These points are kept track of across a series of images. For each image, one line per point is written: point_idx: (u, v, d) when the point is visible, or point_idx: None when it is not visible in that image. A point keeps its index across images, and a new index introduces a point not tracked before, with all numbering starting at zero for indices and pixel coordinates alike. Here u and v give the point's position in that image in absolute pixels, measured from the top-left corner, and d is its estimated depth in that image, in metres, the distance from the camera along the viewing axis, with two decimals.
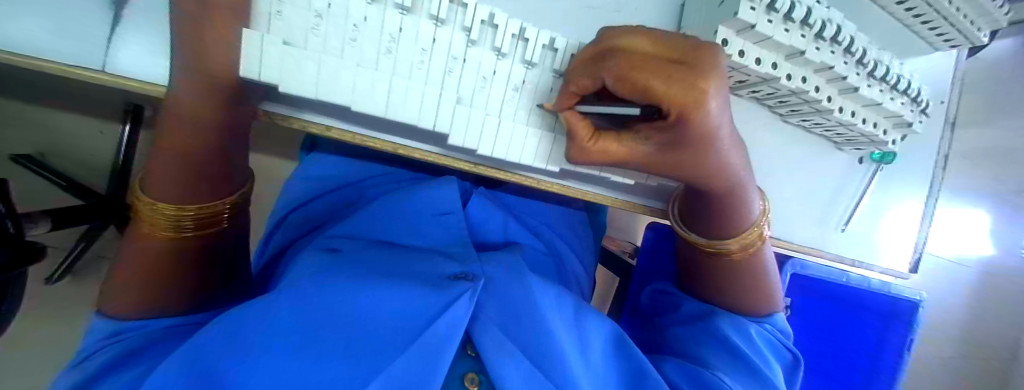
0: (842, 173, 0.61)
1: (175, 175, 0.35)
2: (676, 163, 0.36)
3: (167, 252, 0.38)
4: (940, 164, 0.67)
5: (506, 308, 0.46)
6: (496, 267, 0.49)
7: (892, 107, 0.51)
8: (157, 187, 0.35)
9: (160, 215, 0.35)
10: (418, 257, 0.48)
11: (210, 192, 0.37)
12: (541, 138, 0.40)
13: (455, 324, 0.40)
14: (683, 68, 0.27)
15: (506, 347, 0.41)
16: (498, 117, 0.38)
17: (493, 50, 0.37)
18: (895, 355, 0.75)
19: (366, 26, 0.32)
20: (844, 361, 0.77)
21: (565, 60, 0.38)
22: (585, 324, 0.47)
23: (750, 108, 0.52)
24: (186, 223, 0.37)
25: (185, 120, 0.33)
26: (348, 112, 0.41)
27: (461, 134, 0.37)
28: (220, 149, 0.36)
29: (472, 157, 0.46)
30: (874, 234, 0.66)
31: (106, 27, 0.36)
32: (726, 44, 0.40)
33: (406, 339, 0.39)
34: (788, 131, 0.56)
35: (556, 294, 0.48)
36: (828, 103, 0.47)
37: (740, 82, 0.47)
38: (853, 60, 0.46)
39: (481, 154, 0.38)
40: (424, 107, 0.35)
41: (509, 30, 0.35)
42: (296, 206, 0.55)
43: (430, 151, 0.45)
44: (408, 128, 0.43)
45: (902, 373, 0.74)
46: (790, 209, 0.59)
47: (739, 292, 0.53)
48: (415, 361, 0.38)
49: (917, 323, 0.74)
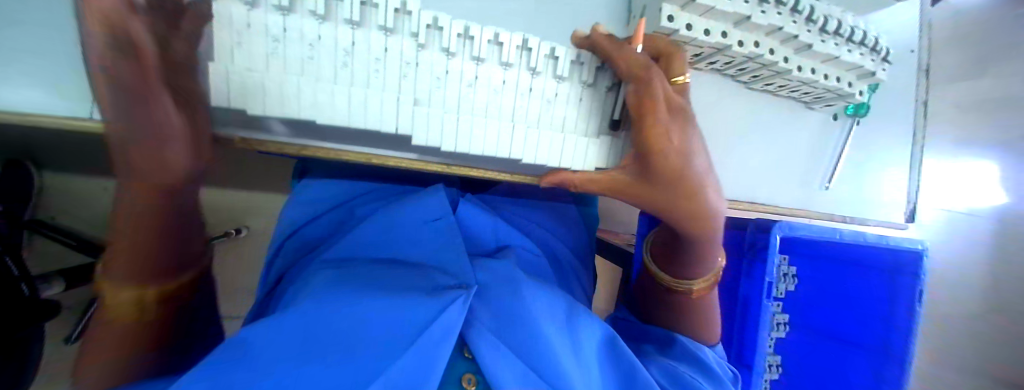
0: (818, 131, 0.62)
1: (134, 248, 0.32)
2: (650, 199, 0.43)
3: (129, 333, 0.33)
4: (920, 111, 0.68)
5: (495, 309, 0.46)
6: (489, 275, 0.51)
7: (852, 59, 0.51)
8: (115, 265, 0.32)
9: (125, 292, 0.32)
10: (415, 271, 0.49)
11: (165, 257, 0.34)
12: (502, 130, 0.42)
13: (451, 326, 0.41)
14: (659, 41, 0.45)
15: (500, 349, 0.42)
16: (456, 112, 0.40)
17: (442, 51, 0.39)
18: (907, 307, 0.73)
19: (322, 42, 0.35)
20: (851, 319, 0.79)
21: (511, 52, 0.40)
22: (577, 321, 0.49)
23: (714, 81, 0.54)
24: (148, 296, 0.33)
25: (138, 186, 0.30)
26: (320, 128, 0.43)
27: (424, 132, 0.38)
28: (174, 212, 0.33)
29: (440, 158, 0.48)
30: (864, 189, 0.66)
31: (91, 77, 0.37)
32: (672, 20, 0.42)
33: (408, 340, 0.39)
34: (756, 97, 0.57)
35: (548, 296, 0.49)
36: (785, 64, 0.48)
37: (698, 56, 0.49)
38: (802, 18, 0.47)
39: (446, 150, 0.40)
40: (384, 112, 0.37)
41: (453, 30, 0.38)
42: (293, 232, 0.57)
43: (406, 157, 0.47)
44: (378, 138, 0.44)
45: (917, 325, 0.72)
46: (770, 173, 0.60)
47: (684, 317, 0.54)
48: (413, 362, 0.38)
49: (921, 272, 0.71)
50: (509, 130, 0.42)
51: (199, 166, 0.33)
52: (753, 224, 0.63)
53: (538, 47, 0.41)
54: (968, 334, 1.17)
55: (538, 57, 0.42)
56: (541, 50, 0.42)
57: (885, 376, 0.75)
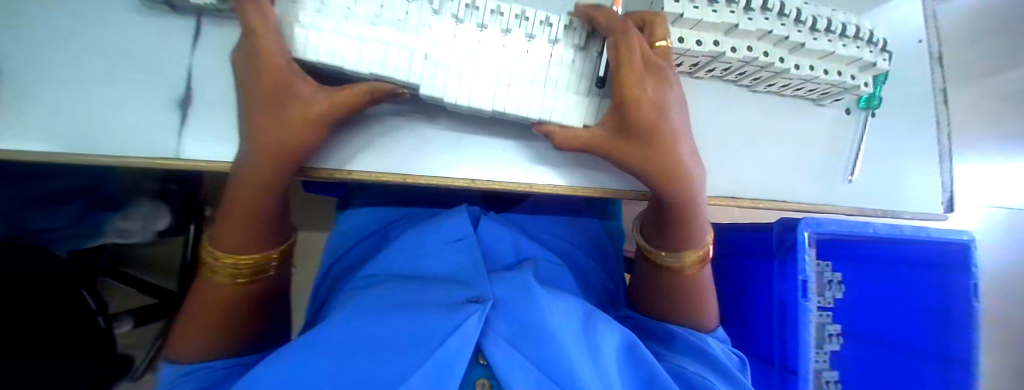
0: (831, 127, 0.62)
1: (240, 233, 0.42)
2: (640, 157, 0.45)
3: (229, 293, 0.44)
4: (940, 100, 0.67)
5: (511, 322, 0.48)
6: (505, 287, 0.52)
7: (849, 53, 0.52)
8: (224, 242, 0.42)
9: (225, 264, 0.43)
10: (435, 286, 0.52)
11: (262, 243, 0.44)
12: (501, 86, 0.45)
13: (468, 338, 0.43)
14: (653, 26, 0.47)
15: (515, 360, 0.43)
16: (461, 71, 0.44)
17: (452, 17, 0.44)
18: (963, 303, 0.69)
19: (353, 13, 0.41)
20: (904, 322, 0.74)
21: (510, 19, 0.46)
22: (596, 333, 0.48)
23: (715, 88, 0.57)
24: (242, 269, 0.43)
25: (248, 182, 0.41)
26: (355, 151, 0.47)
27: (430, 85, 0.42)
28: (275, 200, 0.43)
29: (448, 138, 0.50)
30: (893, 182, 0.64)
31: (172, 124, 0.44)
32: (663, 35, 0.46)
33: (425, 350, 0.41)
34: (760, 98, 0.59)
35: (563, 307, 0.50)
36: (781, 64, 0.50)
37: (695, 64, 0.52)
38: (790, 20, 0.50)
39: (448, 100, 0.43)
40: (397, 64, 0.41)
41: (462, 1, 0.44)
42: (338, 258, 0.62)
43: (435, 176, 0.49)
44: (404, 154, 0.49)
45: (978, 321, 0.68)
46: (786, 170, 0.60)
47: (682, 297, 0.56)
48: (431, 372, 0.39)
49: (974, 264, 0.67)
50: (508, 84, 0.45)
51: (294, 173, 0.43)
52: (779, 222, 0.63)
53: (533, 16, 0.46)
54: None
55: (534, 26, 0.46)
56: (537, 17, 0.47)
57: (950, 380, 0.70)
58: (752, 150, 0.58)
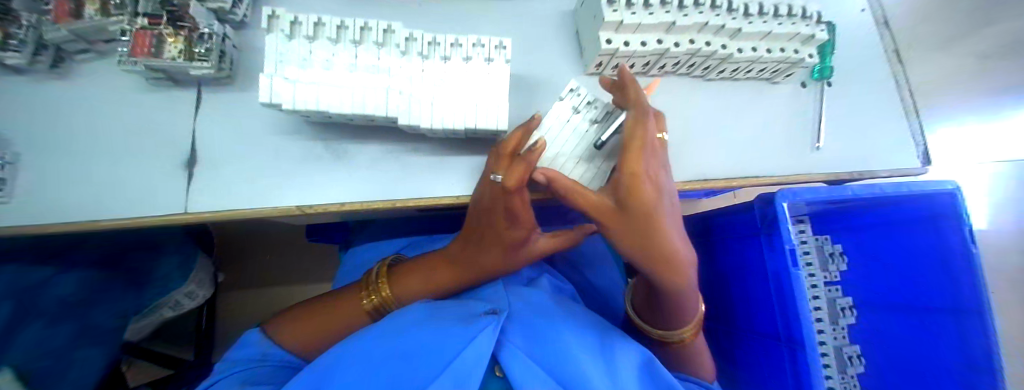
0: (791, 101, 0.65)
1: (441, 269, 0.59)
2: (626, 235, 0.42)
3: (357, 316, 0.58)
4: (895, 60, 0.70)
5: (525, 333, 0.51)
6: (521, 303, 0.55)
7: (785, 30, 0.55)
8: (395, 283, 0.59)
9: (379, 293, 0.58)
10: (457, 304, 0.56)
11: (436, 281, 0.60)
12: (468, 106, 0.49)
13: (484, 351, 0.46)
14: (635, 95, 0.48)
15: (529, 370, 0.46)
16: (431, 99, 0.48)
17: (418, 55, 0.49)
18: (963, 260, 0.67)
19: (332, 63, 0.47)
20: (915, 284, 0.74)
21: (469, 48, 0.50)
22: (609, 348, 0.50)
23: (674, 81, 0.62)
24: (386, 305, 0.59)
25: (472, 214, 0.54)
26: (347, 183, 0.52)
27: (406, 114, 0.47)
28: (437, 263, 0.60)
29: (431, 160, 0.55)
30: (865, 144, 0.66)
31: (185, 181, 0.50)
32: (610, 42, 0.51)
33: (442, 365, 0.44)
34: (715, 84, 0.63)
35: (576, 320, 0.53)
36: (723, 51, 0.54)
37: (647, 63, 0.57)
38: (723, 11, 0.54)
39: (424, 126, 0.47)
40: (375, 100, 0.46)
41: (424, 39, 0.49)
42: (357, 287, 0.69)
43: (423, 198, 0.53)
44: (394, 180, 0.53)
45: (980, 277, 0.66)
46: (756, 146, 0.63)
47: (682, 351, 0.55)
48: (448, 382, 0.43)
49: (964, 214, 0.66)
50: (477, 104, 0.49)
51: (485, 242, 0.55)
52: (759, 198, 0.65)
53: (489, 41, 0.50)
54: None
55: (491, 49, 0.50)
56: (493, 42, 0.50)
57: (965, 330, 0.67)
58: (718, 133, 0.62)
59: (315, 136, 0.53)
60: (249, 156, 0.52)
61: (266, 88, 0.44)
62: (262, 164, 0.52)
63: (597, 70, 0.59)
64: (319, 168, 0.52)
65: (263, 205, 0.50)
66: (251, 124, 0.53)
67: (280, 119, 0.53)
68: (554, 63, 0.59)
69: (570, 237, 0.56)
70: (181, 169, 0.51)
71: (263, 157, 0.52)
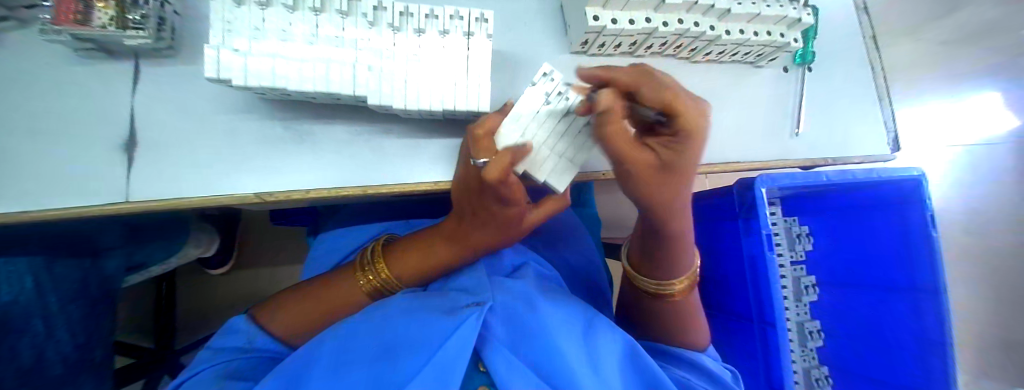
0: (772, 87, 0.65)
1: (433, 251, 0.56)
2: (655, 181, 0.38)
3: (354, 296, 0.58)
4: (871, 46, 0.71)
5: (509, 327, 0.49)
6: (505, 293, 0.53)
7: (774, 12, 0.54)
8: (394, 263, 0.57)
9: (377, 273, 0.57)
10: (440, 296, 0.54)
11: (427, 260, 0.57)
12: (445, 85, 0.45)
13: (466, 342, 0.44)
14: (634, 73, 0.37)
15: (516, 367, 0.45)
16: (404, 77, 0.44)
17: (389, 26, 0.45)
18: (927, 242, 0.70)
19: (290, 34, 0.42)
20: (878, 263, 0.77)
21: (446, 21, 0.45)
22: (595, 340, 0.50)
23: (660, 62, 0.60)
24: (382, 284, 0.57)
25: (454, 193, 0.51)
26: (314, 169, 0.48)
27: (377, 94, 0.43)
28: (433, 238, 0.57)
29: (406, 144, 0.51)
30: (842, 131, 0.67)
31: (123, 166, 0.45)
32: (597, 19, 0.48)
33: (423, 357, 0.43)
34: (699, 67, 0.62)
35: (564, 313, 0.52)
36: (712, 32, 0.53)
37: (633, 43, 0.55)
38: None
39: (398, 108, 0.43)
40: (342, 79, 0.42)
41: (396, 8, 0.44)
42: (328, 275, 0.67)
43: (395, 184, 0.50)
44: (365, 164, 0.49)
45: (938, 258, 0.68)
46: (739, 130, 0.63)
47: (673, 322, 0.55)
48: (431, 377, 0.41)
49: (926, 199, 0.68)
50: (454, 84, 0.45)
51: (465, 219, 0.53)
52: (737, 183, 0.65)
53: (468, 14, 0.46)
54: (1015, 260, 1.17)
55: (469, 22, 0.46)
56: (472, 15, 0.46)
57: (924, 308, 0.71)
58: None
59: (275, 116, 0.49)
60: (200, 137, 0.47)
61: (214, 62, 0.39)
62: (216, 147, 0.47)
63: (583, 49, 0.56)
64: (280, 151, 0.48)
65: (219, 193, 0.46)
66: (201, 102, 0.48)
67: (235, 96, 0.48)
68: (537, 40, 0.56)
69: (557, 203, 0.52)
70: (121, 153, 0.45)
71: (216, 139, 0.47)
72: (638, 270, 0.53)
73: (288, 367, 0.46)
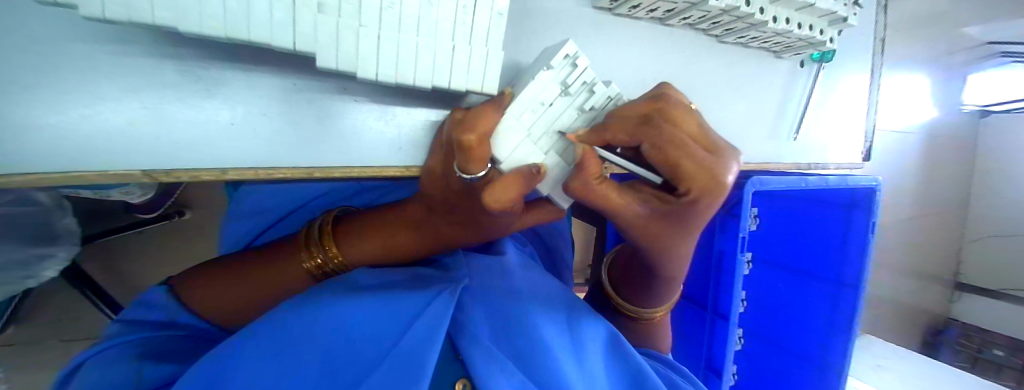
0: (785, 80, 0.63)
1: (396, 233, 0.47)
2: (656, 234, 0.33)
3: (292, 278, 0.46)
4: (878, 49, 0.71)
5: (487, 308, 0.43)
6: (479, 270, 0.48)
7: (826, 6, 0.49)
8: (347, 242, 0.47)
9: (324, 253, 0.46)
10: (404, 274, 0.47)
11: (388, 244, 0.47)
12: (438, 51, 0.33)
13: (435, 325, 0.38)
14: (655, 120, 0.31)
15: (495, 355, 0.39)
16: (376, 28, 0.30)
17: None
18: (862, 238, 0.78)
19: None
20: (814, 254, 0.85)
21: None
22: (580, 330, 0.45)
23: (684, 36, 0.52)
24: (328, 268, 0.47)
25: (433, 175, 0.41)
26: (258, 138, 0.36)
27: (331, 49, 0.29)
28: (400, 220, 0.47)
29: (374, 110, 0.40)
30: (820, 136, 0.70)
31: None
32: None
33: (384, 348, 0.36)
34: (726, 50, 0.56)
35: (546, 296, 0.47)
36: (760, 15, 0.45)
37: (670, 10, 0.45)
38: None
39: (365, 77, 0.31)
40: (278, 19, 0.27)
41: None
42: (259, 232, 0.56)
43: (352, 166, 0.40)
44: (319, 132, 0.38)
45: (868, 256, 0.77)
46: (742, 126, 0.61)
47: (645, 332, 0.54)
48: (395, 369, 0.35)
49: (875, 206, 0.76)
50: (448, 51, 0.34)
51: (438, 204, 0.43)
52: None
53: None
54: (891, 236, 1.41)
55: None
56: None
57: (840, 298, 0.81)
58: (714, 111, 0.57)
59: (166, 50, 0.31)
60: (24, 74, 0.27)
61: None
62: (84, 92, 0.29)
63: (611, 6, 0.44)
64: (181, 109, 0.33)
65: (85, 167, 0.31)
66: None
67: None
68: None
69: (549, 211, 0.43)
70: None
71: (65, 82, 0.29)
72: (619, 288, 0.52)
73: (206, 353, 0.36)
